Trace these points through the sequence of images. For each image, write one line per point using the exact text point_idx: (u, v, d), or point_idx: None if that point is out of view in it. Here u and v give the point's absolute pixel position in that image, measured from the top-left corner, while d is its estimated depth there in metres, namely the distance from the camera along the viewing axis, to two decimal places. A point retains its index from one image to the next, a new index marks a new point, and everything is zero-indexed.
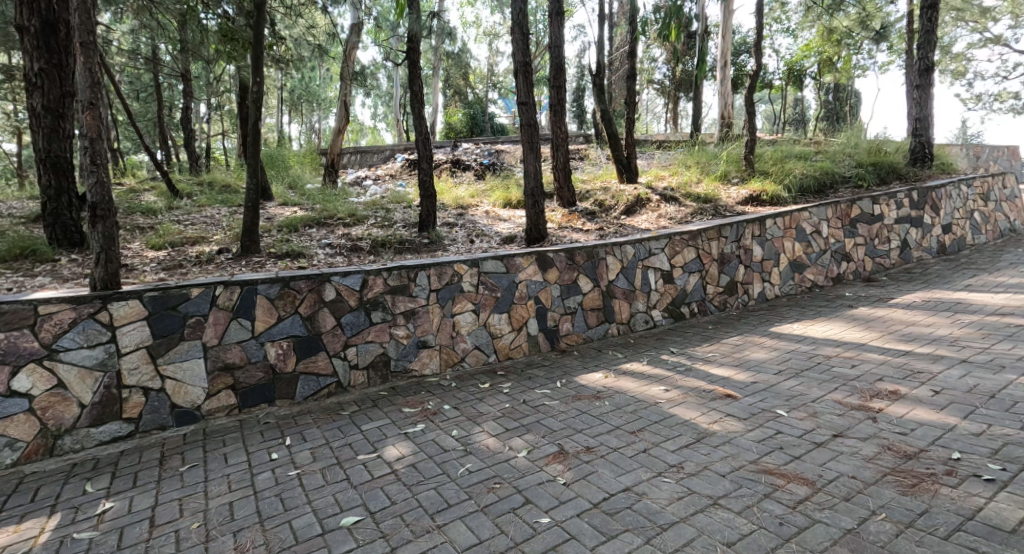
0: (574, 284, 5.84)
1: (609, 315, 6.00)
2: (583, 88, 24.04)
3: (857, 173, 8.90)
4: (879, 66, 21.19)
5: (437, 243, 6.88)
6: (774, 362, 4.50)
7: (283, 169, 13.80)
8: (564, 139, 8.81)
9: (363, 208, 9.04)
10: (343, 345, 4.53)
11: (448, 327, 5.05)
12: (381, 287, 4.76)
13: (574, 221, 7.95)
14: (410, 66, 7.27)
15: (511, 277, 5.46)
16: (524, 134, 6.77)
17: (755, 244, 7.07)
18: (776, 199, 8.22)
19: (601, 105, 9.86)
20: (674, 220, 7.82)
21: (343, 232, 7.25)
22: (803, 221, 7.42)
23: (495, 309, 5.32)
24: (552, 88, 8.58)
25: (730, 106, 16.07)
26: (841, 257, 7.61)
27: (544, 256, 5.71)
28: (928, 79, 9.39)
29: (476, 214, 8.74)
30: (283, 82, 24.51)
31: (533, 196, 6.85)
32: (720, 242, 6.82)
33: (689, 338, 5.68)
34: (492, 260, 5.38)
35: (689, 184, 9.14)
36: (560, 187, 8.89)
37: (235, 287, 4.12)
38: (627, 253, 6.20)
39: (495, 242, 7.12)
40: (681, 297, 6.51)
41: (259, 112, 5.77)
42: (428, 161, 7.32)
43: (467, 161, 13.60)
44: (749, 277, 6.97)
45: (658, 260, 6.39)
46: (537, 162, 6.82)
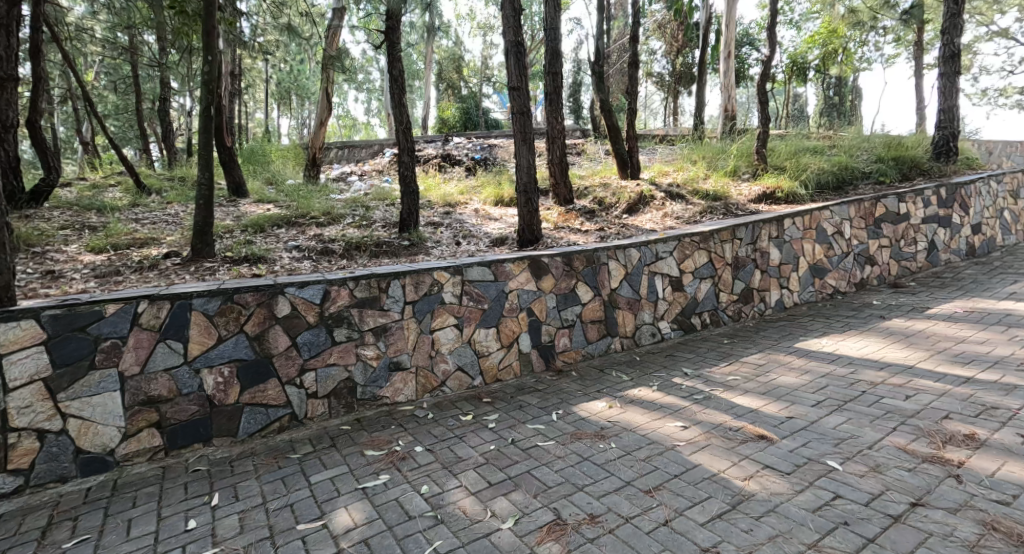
0: (572, 293, 5.14)
1: (611, 328, 5.31)
2: (579, 83, 23.37)
3: (878, 169, 8.23)
4: (885, 59, 20.57)
5: (418, 245, 6.16)
6: (810, 388, 3.82)
7: (263, 164, 13.05)
8: (560, 131, 8.11)
9: (341, 205, 8.31)
10: (299, 370, 3.82)
11: (426, 345, 4.37)
12: (346, 300, 4.07)
13: (571, 220, 7.26)
14: (389, 48, 6.53)
15: (500, 286, 4.77)
16: (516, 124, 6.05)
17: (772, 246, 6.39)
18: (792, 196, 7.56)
19: (600, 95, 9.15)
20: (681, 220, 7.13)
21: (315, 232, 6.53)
22: (823, 221, 6.75)
23: (481, 323, 4.63)
24: (547, 75, 7.90)
25: (733, 99, 15.41)
26: (865, 260, 6.94)
27: (538, 261, 5.01)
28: (954, 67, 8.73)
29: (464, 213, 8.04)
30: (270, 74, 23.70)
31: (527, 194, 6.13)
32: (734, 244, 6.14)
33: (703, 355, 5.00)
34: (478, 267, 4.69)
35: (695, 180, 8.46)
36: (556, 182, 8.18)
37: (162, 302, 3.40)
38: (631, 257, 5.51)
39: (484, 244, 6.41)
40: (692, 307, 5.83)
41: (210, 96, 5.02)
42: (411, 153, 6.60)
43: (458, 155, 12.92)
44: (766, 284, 6.29)
45: (666, 265, 5.71)
46: (532, 155, 6.11)
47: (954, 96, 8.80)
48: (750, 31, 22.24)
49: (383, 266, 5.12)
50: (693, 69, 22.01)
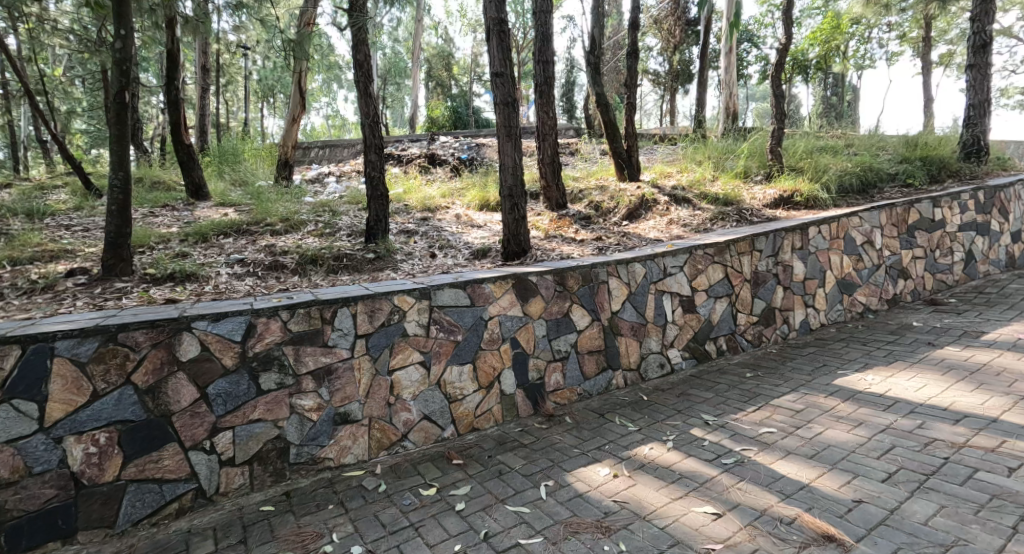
0: (565, 318, 4.30)
1: (612, 360, 4.47)
2: (573, 81, 22.56)
3: (904, 170, 7.44)
4: (888, 55, 19.91)
5: (385, 258, 5.25)
6: (872, 452, 2.97)
7: (232, 164, 12.11)
8: (552, 127, 7.26)
9: (305, 210, 7.41)
10: (209, 430, 2.91)
11: (383, 390, 3.49)
12: (277, 335, 3.18)
13: (564, 228, 6.41)
14: (352, 28, 5.61)
15: (476, 312, 3.92)
16: (500, 117, 5.17)
17: (796, 258, 5.58)
18: (812, 200, 6.73)
19: (596, 88, 8.30)
20: (689, 228, 6.29)
21: (266, 242, 5.61)
22: (852, 228, 5.93)
23: (454, 359, 3.78)
24: (537, 63, 7.10)
25: (736, 96, 14.61)
26: (897, 274, 6.15)
27: (524, 280, 4.17)
28: (984, 57, 7.92)
29: (444, 219, 7.17)
30: (252, 70, 22.71)
31: (512, 198, 5.25)
32: (753, 257, 5.33)
33: (723, 393, 4.16)
34: (450, 289, 3.83)
35: (702, 183, 7.61)
36: (546, 184, 7.32)
37: (9, 348, 2.53)
38: (635, 274, 4.69)
39: (463, 256, 5.52)
40: (705, 332, 5.01)
41: (124, 79, 4.12)
42: (379, 151, 5.72)
43: (443, 155, 12.04)
44: (789, 302, 5.48)
45: (675, 282, 4.89)
46: (519, 153, 5.24)
47: (985, 90, 8.00)
48: (749, 27, 21.50)
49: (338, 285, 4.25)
50: (692, 65, 21.20)
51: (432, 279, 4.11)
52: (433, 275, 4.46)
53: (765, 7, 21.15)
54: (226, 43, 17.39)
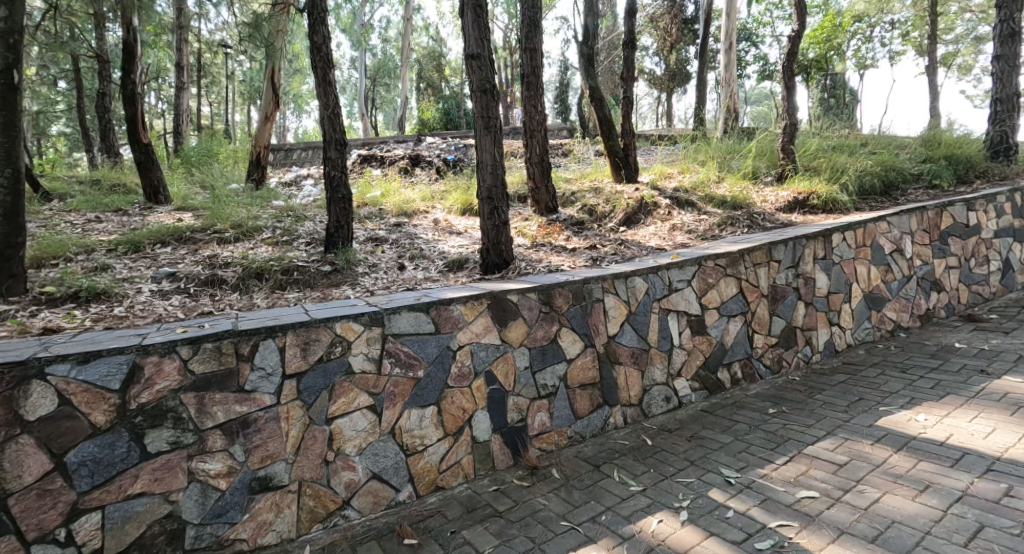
0: (552, 346, 3.60)
1: (608, 395, 3.76)
2: (567, 82, 21.93)
3: (929, 170, 6.77)
4: (890, 55, 19.37)
5: (344, 271, 4.51)
6: (955, 534, 2.28)
7: (202, 166, 11.34)
8: (540, 123, 6.54)
9: (267, 216, 6.65)
10: (65, 514, 2.20)
11: (319, 443, 2.74)
12: (174, 380, 2.43)
13: (554, 234, 5.69)
14: (308, 6, 4.88)
15: (443, 340, 3.21)
16: (476, 107, 4.44)
17: (818, 270, 4.89)
18: (831, 202, 6.04)
19: (590, 82, 7.60)
20: (694, 236, 5.59)
21: (209, 252, 4.85)
22: (879, 235, 5.25)
23: (413, 401, 3.05)
24: (523, 52, 6.40)
25: (737, 95, 13.95)
26: (930, 286, 5.46)
27: (503, 300, 3.46)
28: (1013, 47, 7.27)
29: (421, 225, 6.44)
30: (235, 71, 21.94)
31: (492, 201, 4.50)
32: (770, 269, 4.66)
33: (744, 436, 3.44)
34: (411, 313, 3.13)
35: (706, 184, 6.91)
36: (535, 186, 6.60)
37: None
38: (635, 291, 4.02)
39: (436, 268, 4.79)
40: (717, 358, 4.30)
41: (11, 54, 3.35)
42: (340, 148, 4.98)
43: (428, 157, 11.31)
44: (811, 321, 4.78)
45: (681, 300, 4.22)
46: (501, 149, 4.51)
47: (1014, 83, 7.36)
48: (748, 26, 20.97)
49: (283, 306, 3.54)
50: (689, 64, 20.59)
51: (391, 300, 3.41)
52: (397, 293, 3.77)
53: (764, 6, 20.61)
54: (205, 41, 16.64)
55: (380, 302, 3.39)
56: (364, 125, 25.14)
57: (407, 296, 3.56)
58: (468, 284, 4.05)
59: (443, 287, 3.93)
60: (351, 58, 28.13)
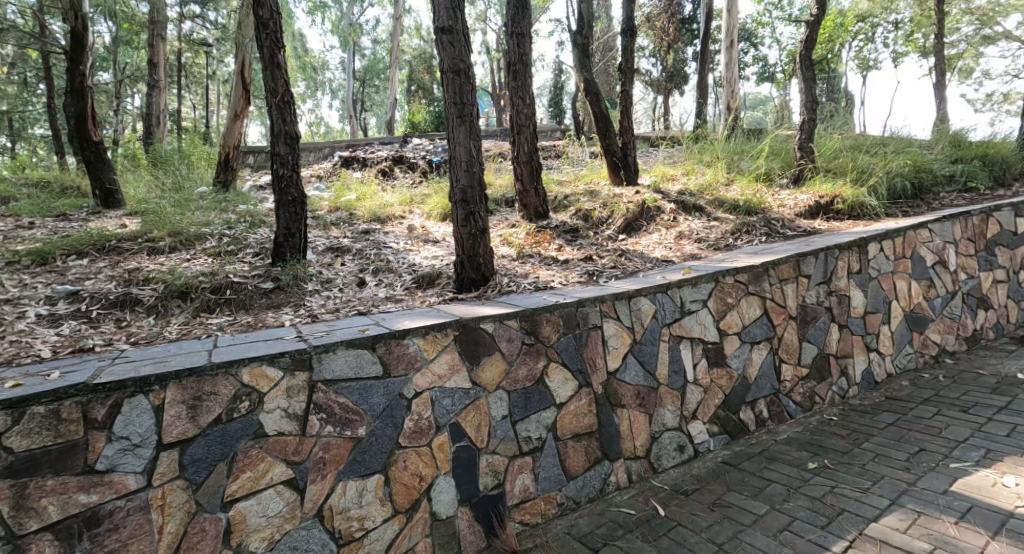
0: (536, 387, 2.88)
1: (608, 447, 3.03)
2: (561, 85, 21.29)
3: (962, 171, 6.09)
4: (892, 57, 18.87)
5: (290, 288, 3.75)
6: None
7: (169, 168, 10.53)
8: (529, 117, 5.81)
9: (220, 221, 5.87)
10: None
11: (211, 540, 2.02)
12: None
13: (543, 243, 4.95)
14: None
15: (393, 386, 2.47)
16: (447, 92, 3.70)
17: (853, 285, 4.17)
18: (858, 207, 5.35)
19: (585, 73, 6.88)
20: (705, 245, 4.86)
21: (132, 265, 4.07)
22: (920, 244, 4.54)
23: (350, 469, 2.31)
24: (510, 37, 5.68)
25: (738, 96, 13.30)
26: (976, 303, 4.76)
27: (473, 330, 2.74)
28: None
29: (394, 232, 5.68)
30: (217, 71, 21.14)
31: (467, 204, 3.75)
32: (799, 286, 3.94)
33: (781, 503, 2.72)
34: (350, 351, 2.39)
35: (715, 187, 6.18)
36: (523, 188, 5.85)
37: None
38: (638, 314, 3.30)
39: (402, 284, 4.03)
40: (739, 395, 3.57)
41: None
42: (291, 142, 4.22)
43: (412, 158, 10.56)
44: (847, 346, 4.06)
45: (694, 324, 3.50)
46: (478, 141, 3.77)
47: None
48: (747, 26, 20.42)
49: (200, 337, 2.79)
50: (687, 65, 19.97)
51: (335, 330, 2.68)
52: (351, 318, 3.05)
53: (763, 7, 20.07)
54: (181, 39, 15.84)
55: (320, 333, 2.66)
56: (353, 128, 24.38)
57: (358, 323, 2.83)
58: (439, 306, 3.34)
59: (408, 310, 3.21)
60: (340, 59, 27.42)
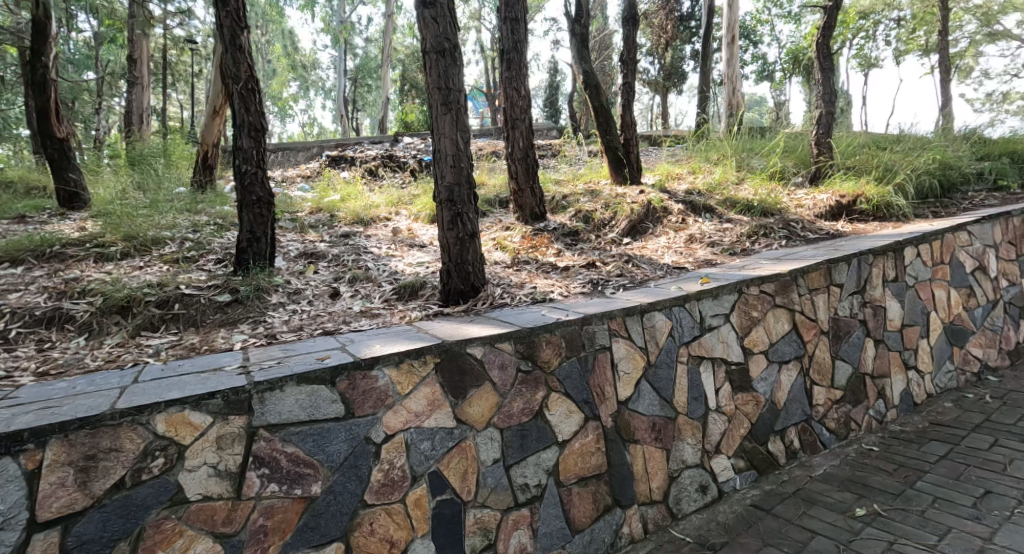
0: (533, 423, 2.41)
1: (619, 491, 2.56)
2: (557, 84, 20.88)
3: (991, 168, 5.66)
4: (893, 56, 18.54)
5: (250, 300, 3.26)
6: None
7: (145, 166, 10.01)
8: (524, 110, 5.34)
9: (186, 224, 5.37)
10: None
11: None
12: None
13: (540, 248, 4.49)
14: None
15: (357, 429, 2.00)
16: (429, 74, 3.23)
17: (890, 295, 3.72)
18: (884, 207, 4.91)
19: (584, 64, 6.42)
20: (719, 250, 4.41)
21: (73, 274, 3.58)
22: (959, 249, 4.09)
23: (301, 539, 1.85)
24: (502, 23, 5.20)
25: (740, 94, 12.88)
26: (1018, 314, 4.33)
27: (458, 357, 2.28)
28: None
29: (377, 235, 5.21)
30: (204, 69, 20.60)
31: (454, 205, 3.28)
32: (830, 296, 3.48)
33: None
34: (302, 387, 1.91)
35: (724, 186, 5.72)
36: (517, 187, 5.39)
37: None
38: (652, 332, 2.84)
39: (381, 295, 3.56)
40: (768, 423, 3.10)
41: None
42: (256, 134, 3.74)
43: (402, 157, 10.08)
44: (884, 364, 3.60)
45: (715, 342, 3.04)
46: (467, 132, 3.30)
47: None
48: (746, 24, 20.04)
49: (127, 364, 2.30)
50: (685, 63, 19.59)
51: (292, 357, 2.21)
52: (319, 340, 2.58)
53: (762, 4, 19.72)
54: (164, 36, 15.30)
55: (274, 361, 2.19)
56: (344, 128, 23.87)
57: (324, 348, 2.37)
58: (423, 324, 2.87)
59: (387, 329, 2.75)
60: (332, 59, 26.93)
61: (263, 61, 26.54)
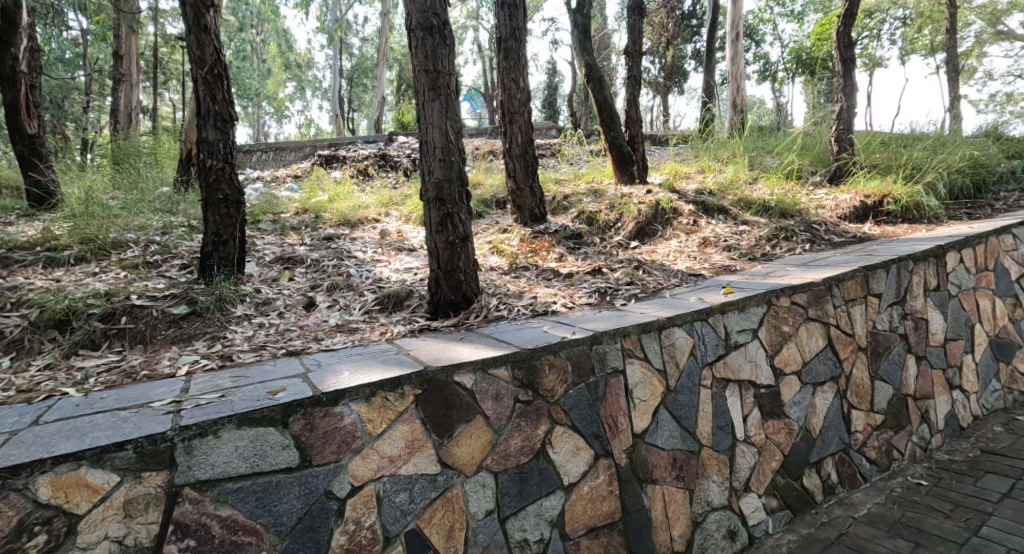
0: (534, 464, 2.02)
1: (635, 542, 2.17)
2: (555, 85, 20.53)
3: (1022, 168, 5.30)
4: (897, 57, 18.21)
5: (210, 312, 2.85)
6: None
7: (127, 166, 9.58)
8: (523, 103, 4.95)
9: (157, 225, 4.95)
10: None
11: None
12: None
13: (540, 252, 4.10)
14: None
15: (316, 483, 1.61)
16: (415, 55, 2.83)
17: (932, 305, 3.33)
18: (914, 209, 4.54)
19: (586, 56, 6.02)
20: (737, 254, 4.02)
21: (13, 281, 3.16)
22: (1003, 255, 3.75)
23: None
24: (500, 8, 4.80)
25: (744, 93, 12.53)
26: None
27: (443, 386, 1.89)
28: None
29: (364, 238, 4.81)
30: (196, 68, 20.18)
31: (443, 204, 2.88)
32: (868, 307, 3.09)
33: None
34: (242, 431, 1.51)
35: (737, 186, 5.33)
36: (516, 187, 4.99)
37: None
38: (671, 351, 2.45)
39: (363, 306, 3.16)
40: (803, 454, 2.71)
41: None
42: (223, 125, 3.34)
43: (396, 157, 9.68)
44: (928, 384, 3.21)
45: (743, 361, 2.65)
46: (458, 121, 2.91)
47: None
48: (748, 24, 19.70)
49: (40, 395, 1.88)
50: (686, 62, 19.27)
51: (239, 387, 1.81)
52: (282, 363, 2.18)
53: (764, 3, 19.39)
54: (153, 33, 14.89)
55: (216, 392, 1.79)
56: (340, 128, 23.49)
57: (282, 375, 1.96)
58: (406, 342, 2.47)
59: (364, 349, 2.35)
60: (328, 58, 26.53)
61: (258, 60, 26.12)
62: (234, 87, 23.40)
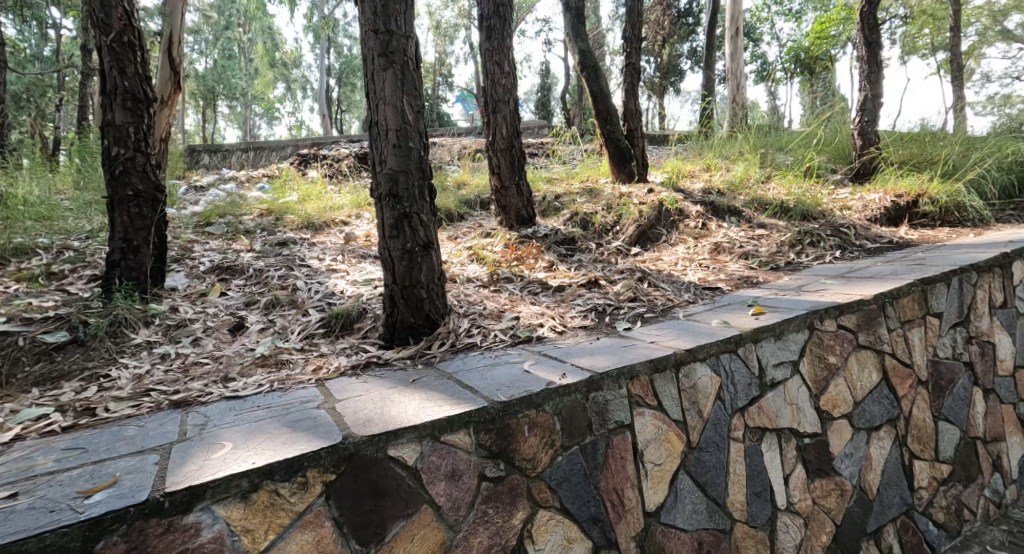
0: None
1: None
2: (548, 86, 19.92)
3: None
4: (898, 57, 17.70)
5: (96, 341, 2.23)
6: None
7: None
8: (509, 89, 4.33)
9: (88, 228, 4.29)
10: None
11: None
12: None
13: (526, 260, 3.49)
14: None
15: None
16: (362, 11, 2.23)
17: (999, 326, 2.76)
18: (956, 211, 4.03)
19: (580, 41, 5.42)
20: (756, 263, 3.44)
21: None
22: None
23: None
24: None
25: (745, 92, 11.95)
26: None
27: (369, 467, 1.29)
28: None
29: (327, 243, 4.18)
30: None
31: (398, 201, 2.26)
32: (928, 330, 2.49)
33: None
34: None
35: (749, 185, 4.75)
36: (500, 185, 4.39)
37: None
38: (692, 396, 1.85)
39: (305, 329, 2.54)
40: (858, 524, 2.13)
41: None
42: (135, 105, 2.71)
43: None
44: (998, 423, 2.64)
45: (783, 405, 2.06)
46: (417, 97, 2.30)
47: None
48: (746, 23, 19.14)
49: None
50: (683, 62, 18.73)
51: (46, 477, 1.18)
52: (156, 422, 1.55)
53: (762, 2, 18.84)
54: None
55: (8, 487, 1.16)
56: (329, 130, 22.81)
57: (136, 448, 1.35)
58: (341, 385, 1.86)
59: (280, 399, 1.73)
60: (315, 58, 25.83)
61: (244, 60, 25.39)
62: (219, 87, 22.66)
